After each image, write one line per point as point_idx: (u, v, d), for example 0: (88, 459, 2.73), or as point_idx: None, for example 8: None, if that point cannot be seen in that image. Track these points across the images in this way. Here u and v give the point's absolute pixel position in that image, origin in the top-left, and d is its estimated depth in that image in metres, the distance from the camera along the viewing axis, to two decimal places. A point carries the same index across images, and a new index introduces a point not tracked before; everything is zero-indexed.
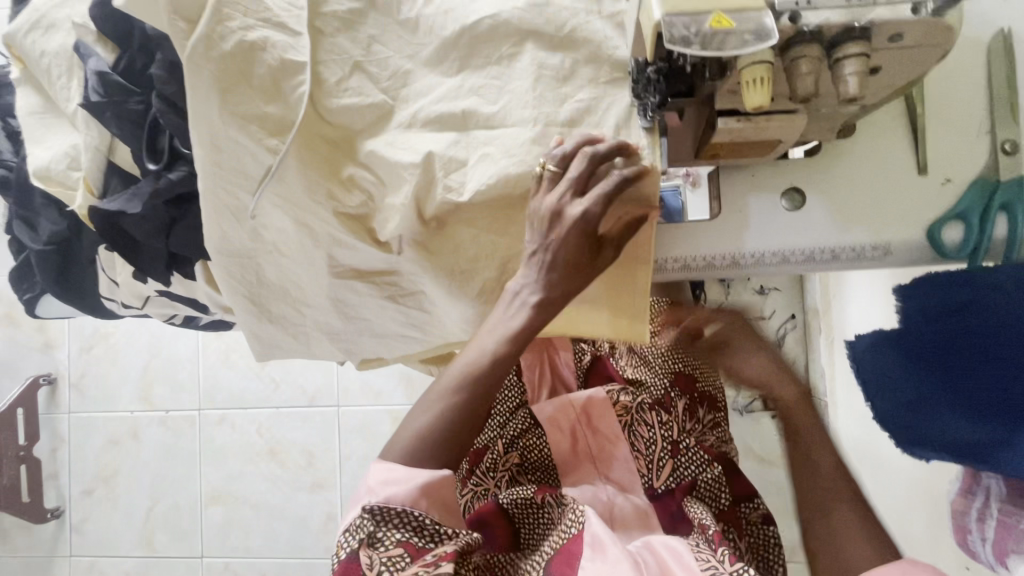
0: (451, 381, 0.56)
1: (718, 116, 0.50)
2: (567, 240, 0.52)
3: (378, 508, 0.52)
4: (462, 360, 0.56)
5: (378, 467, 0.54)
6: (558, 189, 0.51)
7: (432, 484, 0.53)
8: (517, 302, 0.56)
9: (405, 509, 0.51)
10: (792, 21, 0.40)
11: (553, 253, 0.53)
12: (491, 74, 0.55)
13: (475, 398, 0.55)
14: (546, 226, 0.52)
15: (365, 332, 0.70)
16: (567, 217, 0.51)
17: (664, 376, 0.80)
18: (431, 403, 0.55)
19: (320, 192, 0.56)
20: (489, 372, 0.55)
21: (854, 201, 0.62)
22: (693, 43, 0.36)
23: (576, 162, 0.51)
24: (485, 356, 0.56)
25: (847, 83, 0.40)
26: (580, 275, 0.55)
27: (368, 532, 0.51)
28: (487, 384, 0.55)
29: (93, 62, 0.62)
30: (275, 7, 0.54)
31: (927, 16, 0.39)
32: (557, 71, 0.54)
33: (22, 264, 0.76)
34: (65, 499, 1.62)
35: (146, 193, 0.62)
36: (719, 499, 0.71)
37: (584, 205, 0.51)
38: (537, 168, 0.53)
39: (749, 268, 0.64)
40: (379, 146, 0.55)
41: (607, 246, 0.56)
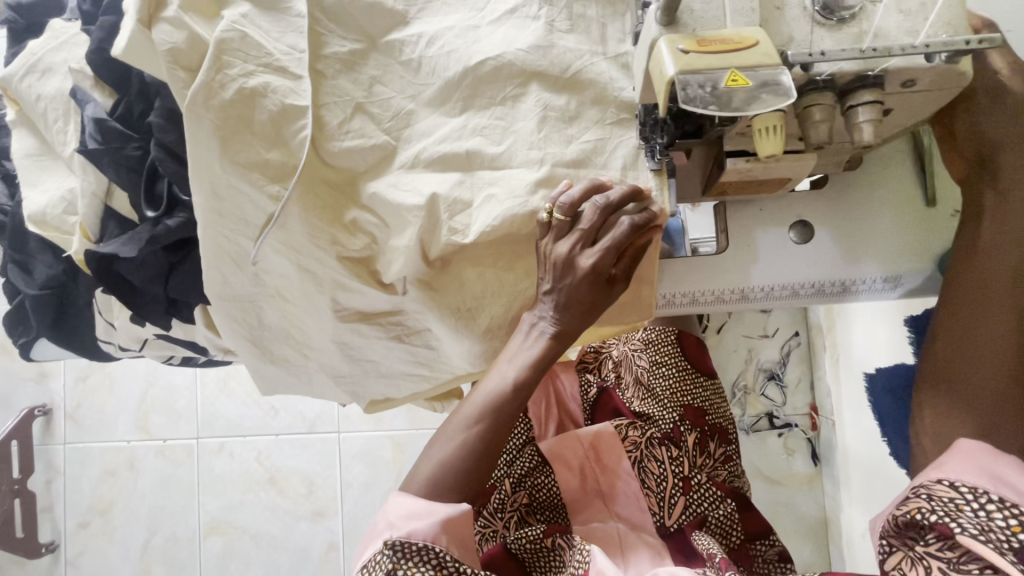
0: (469, 416, 0.55)
1: (727, 156, 0.49)
2: (579, 286, 0.52)
3: (399, 543, 0.50)
4: (479, 395, 0.56)
5: (400, 500, 0.53)
6: (568, 239, 0.51)
7: (452, 520, 0.52)
8: (536, 333, 0.55)
9: (427, 544, 0.50)
10: (804, 70, 0.39)
11: (564, 297, 0.53)
12: (495, 115, 0.54)
13: (492, 435, 0.54)
14: (556, 271, 0.52)
15: (369, 372, 0.68)
16: (579, 268, 0.51)
17: (672, 410, 0.79)
18: (449, 437, 0.55)
19: (324, 237, 0.55)
20: (508, 406, 0.55)
21: (864, 236, 0.61)
22: (709, 102, 0.35)
23: (588, 212, 0.51)
24: (504, 389, 0.55)
25: (862, 131, 0.40)
26: (589, 317, 0.54)
27: (387, 570, 0.49)
28: (504, 419, 0.55)
29: (91, 107, 0.62)
30: (275, 51, 0.53)
31: (941, 64, 0.38)
32: (562, 112, 0.53)
33: (17, 309, 0.75)
34: (59, 533, 1.58)
35: (144, 239, 0.61)
36: (731, 535, 0.71)
37: (595, 255, 0.51)
38: (543, 212, 0.52)
39: (757, 301, 0.64)
40: (382, 187, 0.54)
41: (618, 281, 0.54)
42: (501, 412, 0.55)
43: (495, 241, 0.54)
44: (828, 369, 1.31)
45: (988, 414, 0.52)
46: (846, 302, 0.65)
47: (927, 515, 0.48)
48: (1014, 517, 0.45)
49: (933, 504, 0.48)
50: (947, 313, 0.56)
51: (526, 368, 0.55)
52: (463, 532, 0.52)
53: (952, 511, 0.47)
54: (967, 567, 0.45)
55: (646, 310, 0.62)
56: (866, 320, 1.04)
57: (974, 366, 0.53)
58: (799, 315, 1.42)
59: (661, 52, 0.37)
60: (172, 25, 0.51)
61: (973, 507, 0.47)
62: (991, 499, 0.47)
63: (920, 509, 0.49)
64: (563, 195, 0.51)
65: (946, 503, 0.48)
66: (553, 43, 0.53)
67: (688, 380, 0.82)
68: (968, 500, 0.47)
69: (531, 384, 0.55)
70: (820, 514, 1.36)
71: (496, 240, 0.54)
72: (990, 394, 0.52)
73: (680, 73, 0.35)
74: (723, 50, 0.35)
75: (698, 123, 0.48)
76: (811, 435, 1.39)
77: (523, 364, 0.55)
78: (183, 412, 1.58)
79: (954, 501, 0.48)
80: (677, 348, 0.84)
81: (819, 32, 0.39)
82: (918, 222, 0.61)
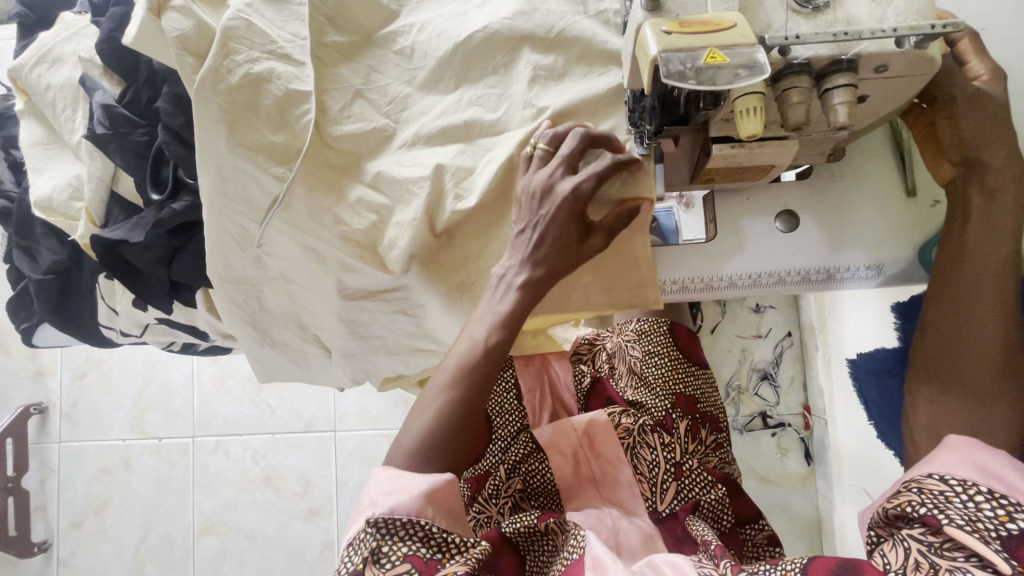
0: (445, 374, 0.54)
1: (713, 143, 0.51)
2: (557, 212, 0.51)
3: (381, 520, 0.49)
4: (453, 355, 0.55)
5: (382, 476, 0.52)
6: (548, 167, 0.52)
7: (436, 490, 0.51)
8: (503, 285, 0.54)
9: (410, 520, 0.49)
10: (781, 54, 0.41)
11: (546, 232, 0.52)
12: (489, 85, 0.55)
13: (463, 399, 0.53)
14: (536, 199, 0.52)
15: (376, 349, 0.70)
16: (558, 194, 0.51)
17: (664, 397, 0.80)
18: (426, 401, 0.54)
19: (327, 217, 0.57)
20: (479, 367, 0.54)
21: (846, 226, 0.63)
22: (689, 77, 0.37)
23: (569, 140, 0.52)
24: (476, 348, 0.54)
25: (837, 112, 0.42)
26: (566, 263, 0.54)
27: (372, 548, 0.48)
28: (479, 379, 0.54)
29: (99, 95, 0.64)
30: (279, 38, 0.55)
31: (911, 49, 0.41)
32: (551, 71, 0.55)
33: (21, 293, 0.76)
34: (53, 532, 1.57)
35: (149, 223, 0.62)
36: (722, 519, 0.71)
37: (575, 181, 0.51)
38: (527, 148, 0.53)
39: (745, 288, 0.66)
40: (385, 165, 0.56)
41: (595, 231, 0.54)
42: (475, 369, 0.53)
43: (494, 199, 0.56)
44: (820, 368, 1.32)
45: (986, 406, 0.53)
46: (831, 290, 0.67)
47: (918, 507, 0.48)
48: (1003, 507, 0.45)
49: (923, 497, 0.48)
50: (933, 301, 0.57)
51: (494, 326, 0.54)
52: (451, 504, 0.52)
53: (941, 503, 0.47)
54: (951, 555, 0.45)
55: (647, 268, 0.60)
56: (857, 316, 1.06)
57: (968, 355, 0.54)
58: (793, 316, 1.43)
59: (646, 36, 0.39)
60: (180, 14, 0.54)
61: (962, 498, 0.47)
62: (980, 491, 0.47)
63: (912, 502, 0.49)
64: (547, 126, 0.53)
65: (934, 497, 0.48)
66: (535, 8, 0.55)
67: (680, 369, 0.83)
68: (958, 493, 0.48)
69: (501, 341, 0.54)
70: (814, 514, 1.37)
71: (492, 205, 0.57)
72: (983, 386, 0.53)
73: (662, 52, 0.37)
74: (704, 31, 0.38)
75: (685, 112, 0.50)
76: (804, 435, 1.40)
77: (492, 322, 0.54)
78: (180, 410, 1.59)
79: (944, 493, 0.48)
80: (669, 338, 0.86)
81: (795, 18, 0.41)
82: (899, 211, 0.63)
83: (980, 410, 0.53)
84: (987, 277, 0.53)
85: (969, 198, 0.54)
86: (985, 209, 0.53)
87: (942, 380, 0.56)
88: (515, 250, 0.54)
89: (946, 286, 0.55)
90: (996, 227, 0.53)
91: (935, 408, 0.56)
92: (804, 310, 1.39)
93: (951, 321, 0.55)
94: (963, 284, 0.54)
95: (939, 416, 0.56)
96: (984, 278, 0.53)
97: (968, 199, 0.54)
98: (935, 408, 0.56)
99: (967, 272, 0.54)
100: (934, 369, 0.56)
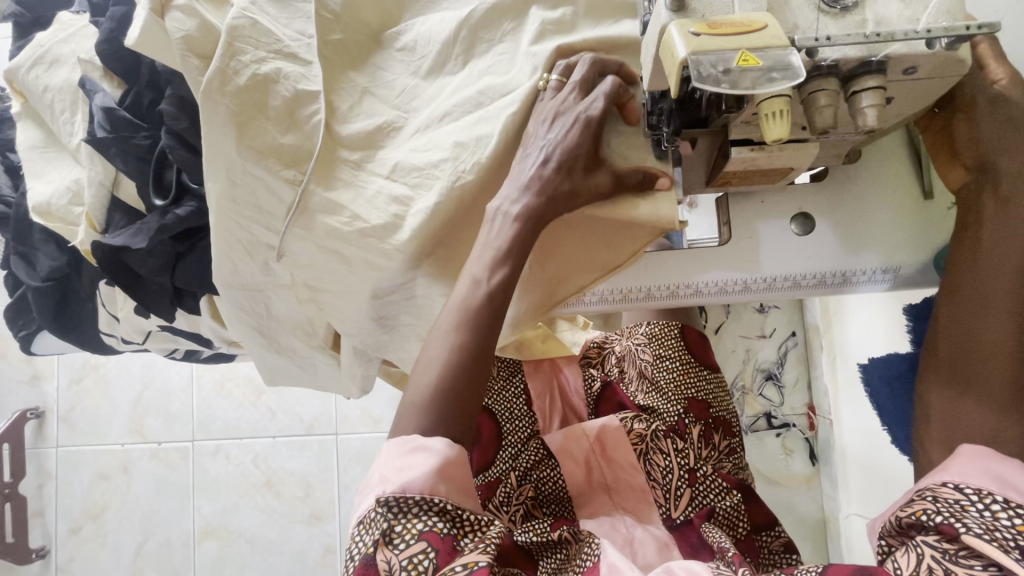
0: (447, 321, 0.50)
1: (731, 146, 0.50)
2: (575, 139, 0.49)
3: (393, 499, 0.45)
4: (454, 300, 0.51)
5: (389, 450, 0.47)
6: (560, 94, 0.50)
7: (448, 464, 0.46)
8: (500, 218, 0.51)
9: (424, 497, 0.45)
10: (809, 56, 0.40)
11: (556, 153, 0.49)
12: (498, 66, 0.54)
13: (476, 341, 0.49)
14: (547, 123, 0.50)
15: (408, 336, 0.64)
16: (572, 116, 0.49)
17: (677, 402, 0.79)
18: (432, 350, 0.50)
19: (344, 215, 0.54)
20: (485, 308, 0.50)
21: (862, 229, 0.62)
22: (721, 81, 0.36)
23: (578, 69, 0.50)
24: (479, 288, 0.50)
25: (865, 115, 0.41)
26: (569, 190, 0.50)
27: (384, 529, 0.45)
28: (485, 318, 0.50)
29: (98, 97, 0.62)
30: (285, 37, 0.54)
31: (941, 51, 0.40)
32: (558, 25, 0.53)
33: (19, 301, 0.74)
34: (51, 538, 1.55)
35: (152, 228, 0.61)
36: (738, 527, 0.70)
37: (588, 104, 0.49)
38: (539, 82, 0.52)
39: (761, 292, 0.64)
40: (402, 156, 0.54)
41: (601, 169, 0.52)
42: (479, 309, 0.50)
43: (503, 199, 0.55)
44: (825, 368, 1.32)
45: (999, 419, 0.50)
46: (845, 295, 0.66)
47: (932, 516, 0.46)
48: (1020, 516, 0.43)
49: (938, 505, 0.46)
50: (946, 306, 0.54)
51: (501, 269, 0.50)
52: (463, 477, 0.48)
53: (958, 512, 0.45)
54: (967, 563, 0.42)
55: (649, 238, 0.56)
56: (861, 320, 1.06)
57: (981, 361, 0.51)
58: (796, 316, 1.43)
59: (672, 36, 0.37)
60: (183, 13, 0.53)
61: (978, 507, 0.45)
62: (996, 499, 0.44)
63: (926, 510, 0.46)
64: (562, 60, 0.52)
65: (950, 504, 0.46)
66: None
67: (692, 374, 0.82)
68: (973, 501, 0.45)
69: (507, 280, 0.51)
70: (819, 514, 1.36)
71: None
72: (996, 392, 0.50)
73: (692, 54, 0.36)
74: (733, 33, 0.36)
75: (705, 116, 0.49)
76: (809, 435, 1.39)
77: (499, 264, 0.50)
78: (180, 414, 1.57)
79: (960, 502, 0.45)
80: (681, 342, 0.84)
81: (823, 19, 0.40)
82: (916, 216, 0.62)
83: (993, 419, 0.50)
84: (1001, 279, 0.51)
85: (985, 207, 0.53)
86: (993, 215, 0.52)
87: (956, 381, 0.53)
88: (512, 181, 0.51)
89: (958, 289, 0.54)
90: (1010, 237, 0.51)
91: (947, 409, 0.54)
92: (808, 310, 1.38)
93: (963, 324, 0.53)
94: (975, 289, 0.52)
95: (952, 421, 0.53)
96: (999, 280, 0.51)
97: (982, 205, 0.53)
98: (947, 411, 0.54)
99: (977, 279, 0.52)
100: (948, 369, 0.54)
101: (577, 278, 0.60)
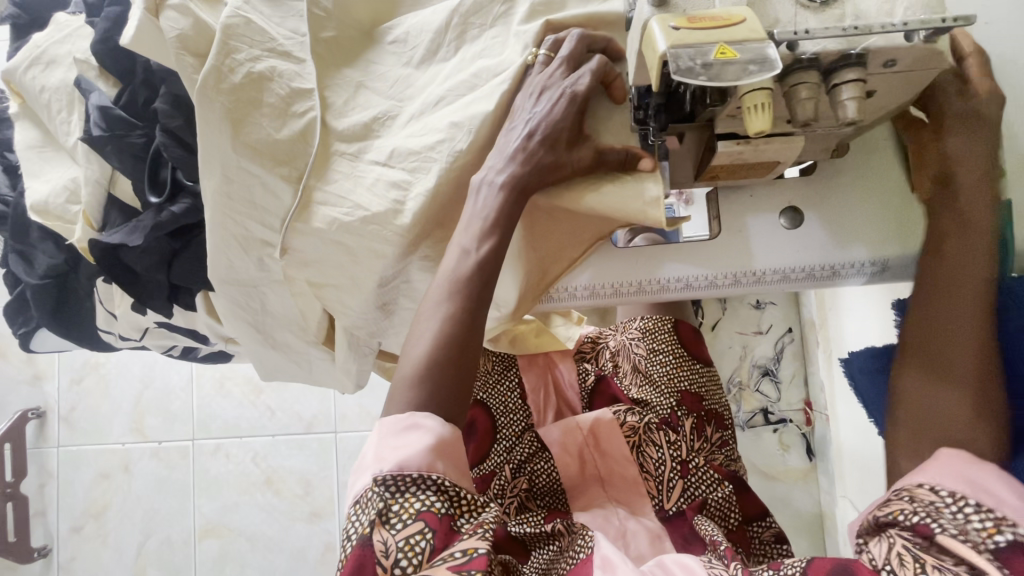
0: (435, 295, 0.51)
1: (717, 140, 0.50)
2: (561, 111, 0.50)
3: (390, 477, 0.45)
4: (443, 271, 0.52)
5: (385, 425, 0.47)
6: (549, 69, 0.51)
7: (443, 442, 0.46)
8: (485, 188, 0.51)
9: (420, 475, 0.45)
10: (789, 49, 0.41)
11: (541, 127, 0.50)
12: (488, 61, 0.54)
13: (465, 311, 0.50)
14: (534, 97, 0.51)
15: (406, 322, 0.65)
16: (558, 90, 0.50)
17: (669, 395, 0.80)
18: (422, 325, 0.50)
19: (345, 206, 0.55)
20: (474, 277, 0.50)
21: (850, 222, 0.63)
22: (698, 73, 0.36)
23: (567, 43, 0.51)
24: (468, 258, 0.51)
25: (846, 107, 0.41)
26: (552, 163, 0.51)
27: (380, 509, 0.44)
28: (475, 289, 0.50)
29: (94, 96, 0.63)
30: (279, 36, 0.55)
31: (920, 43, 0.40)
32: (548, 5, 0.55)
33: (17, 299, 0.75)
34: (53, 537, 1.56)
35: (147, 226, 0.62)
36: (730, 518, 0.70)
37: (573, 77, 0.50)
38: (527, 56, 0.53)
39: (753, 285, 0.64)
40: (398, 142, 0.54)
41: (584, 144, 0.52)
42: (469, 281, 0.50)
43: None
44: (821, 364, 1.32)
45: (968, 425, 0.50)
46: (834, 288, 0.66)
47: (909, 516, 0.46)
48: (992, 519, 0.43)
49: (914, 505, 0.46)
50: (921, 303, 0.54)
51: (489, 243, 0.51)
52: (458, 453, 0.47)
53: (933, 512, 0.45)
54: (940, 559, 0.43)
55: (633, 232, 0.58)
56: (856, 315, 1.06)
57: (952, 364, 0.51)
58: (792, 312, 1.44)
59: (653, 30, 0.38)
60: (178, 12, 0.53)
61: (952, 509, 0.45)
62: (969, 503, 0.44)
63: (903, 510, 0.47)
64: (551, 35, 0.53)
65: (927, 504, 0.46)
66: None
67: (685, 366, 0.83)
68: (948, 504, 0.45)
69: (494, 251, 0.51)
70: (816, 509, 1.37)
71: None
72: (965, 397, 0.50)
73: (671, 48, 0.36)
74: (712, 27, 0.37)
75: (691, 111, 0.49)
76: (806, 431, 1.39)
77: (485, 237, 0.51)
78: (180, 413, 1.58)
79: (935, 504, 0.46)
80: (674, 335, 0.85)
81: (802, 13, 0.41)
82: (903, 209, 0.62)
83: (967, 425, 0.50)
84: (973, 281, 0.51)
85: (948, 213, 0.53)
86: (958, 219, 0.52)
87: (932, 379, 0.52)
88: (498, 154, 0.51)
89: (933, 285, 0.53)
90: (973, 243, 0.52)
91: (920, 413, 0.53)
92: (804, 306, 1.39)
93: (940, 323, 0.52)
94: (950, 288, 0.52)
95: (920, 413, 0.53)
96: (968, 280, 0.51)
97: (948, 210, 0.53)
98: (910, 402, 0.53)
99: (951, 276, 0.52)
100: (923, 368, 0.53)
101: (560, 249, 0.61)
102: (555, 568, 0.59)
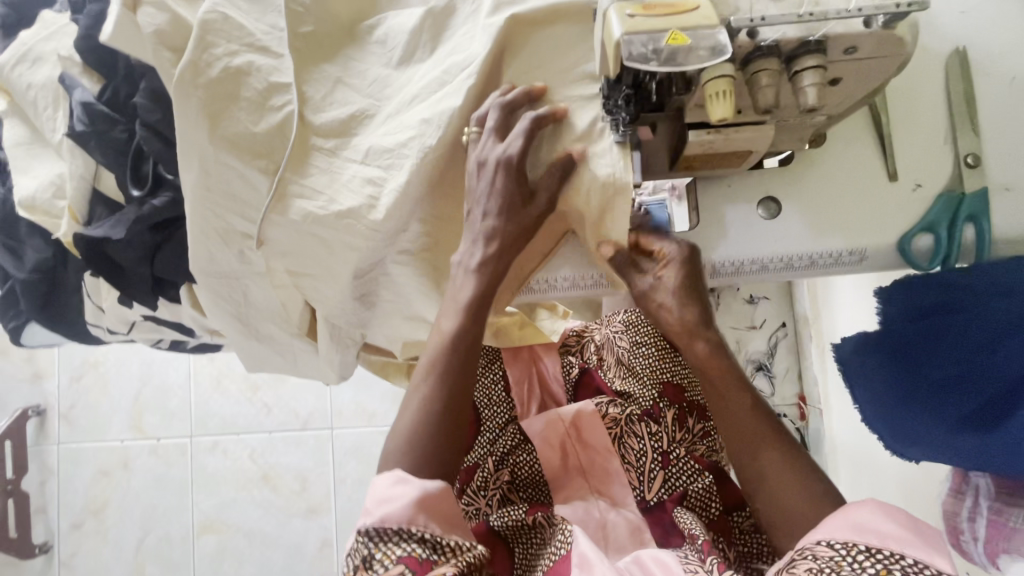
0: (419, 376, 0.54)
1: (688, 129, 0.50)
2: (505, 184, 0.52)
3: (374, 529, 0.47)
4: (425, 353, 0.55)
5: (376, 483, 0.49)
6: (480, 141, 0.52)
7: (428, 496, 0.48)
8: (460, 272, 0.55)
9: (402, 527, 0.46)
10: (750, 37, 0.42)
11: (493, 166, 0.52)
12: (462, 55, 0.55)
13: (444, 386, 0.53)
14: (476, 173, 0.53)
15: (389, 314, 0.66)
16: (490, 163, 0.52)
17: (651, 387, 0.79)
18: (409, 404, 0.54)
19: (319, 199, 0.56)
20: (454, 354, 0.54)
21: (831, 211, 0.59)
22: (651, 59, 0.38)
23: (491, 113, 0.52)
24: (445, 338, 0.54)
25: (806, 94, 0.42)
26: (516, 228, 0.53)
27: (365, 554, 0.46)
28: (456, 368, 0.54)
29: (78, 93, 0.64)
30: (256, 31, 0.56)
31: (879, 28, 0.40)
32: None
33: (7, 294, 0.76)
34: (53, 533, 1.58)
35: (130, 219, 0.64)
36: (710, 508, 0.71)
37: (505, 146, 0.51)
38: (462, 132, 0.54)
39: (731, 276, 0.62)
40: (374, 139, 0.55)
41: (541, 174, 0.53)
42: (447, 359, 0.54)
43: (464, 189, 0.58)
44: (815, 357, 1.32)
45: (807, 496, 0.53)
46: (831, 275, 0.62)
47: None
48: (882, 562, 0.43)
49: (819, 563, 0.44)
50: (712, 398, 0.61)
51: (464, 313, 0.54)
52: (445, 507, 0.49)
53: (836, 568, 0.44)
54: None
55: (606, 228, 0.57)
56: (846, 309, 1.06)
57: (761, 443, 0.57)
58: (786, 307, 1.44)
59: (611, 19, 0.39)
60: (156, 9, 0.54)
61: (850, 562, 0.44)
62: (859, 549, 0.44)
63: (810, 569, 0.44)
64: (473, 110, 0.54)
65: (827, 558, 0.44)
66: None
67: (669, 358, 0.81)
68: (845, 556, 0.44)
69: (470, 326, 0.54)
70: None
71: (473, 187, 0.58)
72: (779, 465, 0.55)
73: (624, 34, 0.37)
74: (665, 14, 0.38)
75: (659, 101, 0.48)
76: (800, 426, 1.39)
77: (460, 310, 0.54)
78: (177, 410, 1.59)
79: (834, 559, 0.44)
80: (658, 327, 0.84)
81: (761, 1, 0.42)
82: (879, 197, 0.58)
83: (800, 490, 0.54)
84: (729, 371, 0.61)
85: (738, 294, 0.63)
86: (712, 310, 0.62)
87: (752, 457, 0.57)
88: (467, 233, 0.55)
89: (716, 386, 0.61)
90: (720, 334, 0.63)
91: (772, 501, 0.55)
92: (797, 301, 1.39)
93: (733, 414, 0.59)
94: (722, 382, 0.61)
95: (767, 490, 0.55)
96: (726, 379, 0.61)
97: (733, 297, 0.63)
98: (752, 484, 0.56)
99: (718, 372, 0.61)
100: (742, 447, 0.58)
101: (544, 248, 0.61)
102: (540, 561, 0.60)
